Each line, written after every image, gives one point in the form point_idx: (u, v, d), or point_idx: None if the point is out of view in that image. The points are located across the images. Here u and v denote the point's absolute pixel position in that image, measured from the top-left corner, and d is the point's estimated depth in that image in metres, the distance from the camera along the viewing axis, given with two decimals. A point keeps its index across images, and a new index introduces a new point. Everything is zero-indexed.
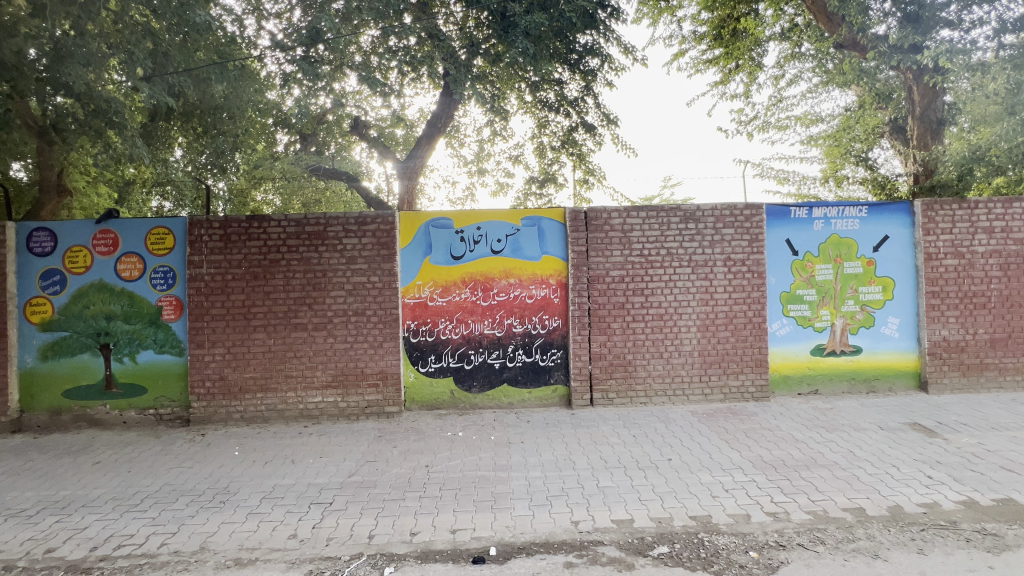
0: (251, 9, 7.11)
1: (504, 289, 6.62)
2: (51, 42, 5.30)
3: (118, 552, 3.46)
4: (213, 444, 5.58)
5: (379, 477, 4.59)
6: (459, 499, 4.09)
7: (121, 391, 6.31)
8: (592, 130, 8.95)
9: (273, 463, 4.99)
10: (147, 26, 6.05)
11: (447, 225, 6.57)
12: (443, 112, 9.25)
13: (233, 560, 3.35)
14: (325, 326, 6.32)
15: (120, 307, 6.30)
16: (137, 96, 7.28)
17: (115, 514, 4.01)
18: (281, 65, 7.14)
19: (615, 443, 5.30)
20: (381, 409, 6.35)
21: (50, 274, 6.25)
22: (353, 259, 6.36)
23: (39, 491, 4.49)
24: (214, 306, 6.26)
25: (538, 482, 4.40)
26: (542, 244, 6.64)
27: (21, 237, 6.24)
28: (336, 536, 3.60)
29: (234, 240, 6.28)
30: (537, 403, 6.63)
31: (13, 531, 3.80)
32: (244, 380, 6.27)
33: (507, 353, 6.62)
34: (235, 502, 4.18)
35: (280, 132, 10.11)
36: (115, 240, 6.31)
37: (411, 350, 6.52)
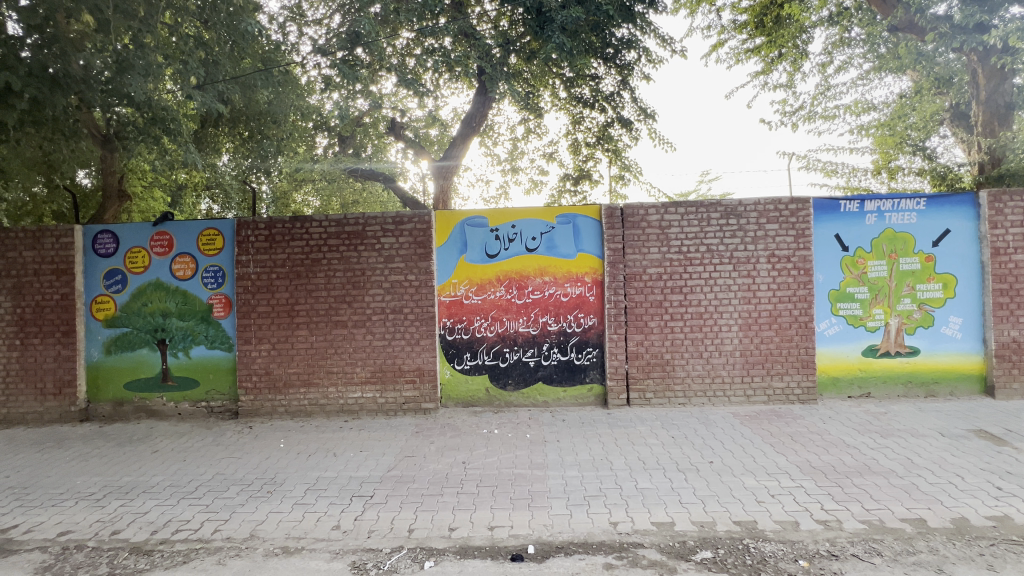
0: (293, 16, 7.34)
1: (538, 287, 6.60)
2: (113, 56, 5.43)
3: (176, 537, 3.66)
4: (260, 437, 5.81)
5: (418, 473, 4.67)
6: (496, 497, 4.11)
7: (176, 384, 6.67)
8: (628, 126, 8.78)
9: (316, 456, 5.16)
10: (198, 37, 6.38)
11: (482, 223, 6.60)
12: (478, 112, 9.28)
13: (281, 548, 3.48)
14: (364, 323, 6.48)
15: (175, 305, 6.66)
16: (189, 106, 7.69)
17: (173, 500, 4.25)
18: (323, 69, 7.36)
19: (654, 444, 5.20)
20: (417, 405, 6.45)
21: (112, 274, 6.68)
22: (390, 258, 6.49)
23: (105, 477, 4.81)
24: (260, 304, 6.52)
25: (575, 481, 4.36)
26: (577, 242, 6.57)
27: (88, 239, 6.69)
28: (377, 528, 3.68)
29: (278, 240, 6.51)
30: (572, 402, 6.58)
31: (83, 513, 4.08)
32: (288, 375, 6.51)
33: (542, 351, 6.60)
34: (281, 493, 4.35)
35: (320, 136, 10.41)
36: (170, 241, 6.67)
37: (447, 347, 6.60)
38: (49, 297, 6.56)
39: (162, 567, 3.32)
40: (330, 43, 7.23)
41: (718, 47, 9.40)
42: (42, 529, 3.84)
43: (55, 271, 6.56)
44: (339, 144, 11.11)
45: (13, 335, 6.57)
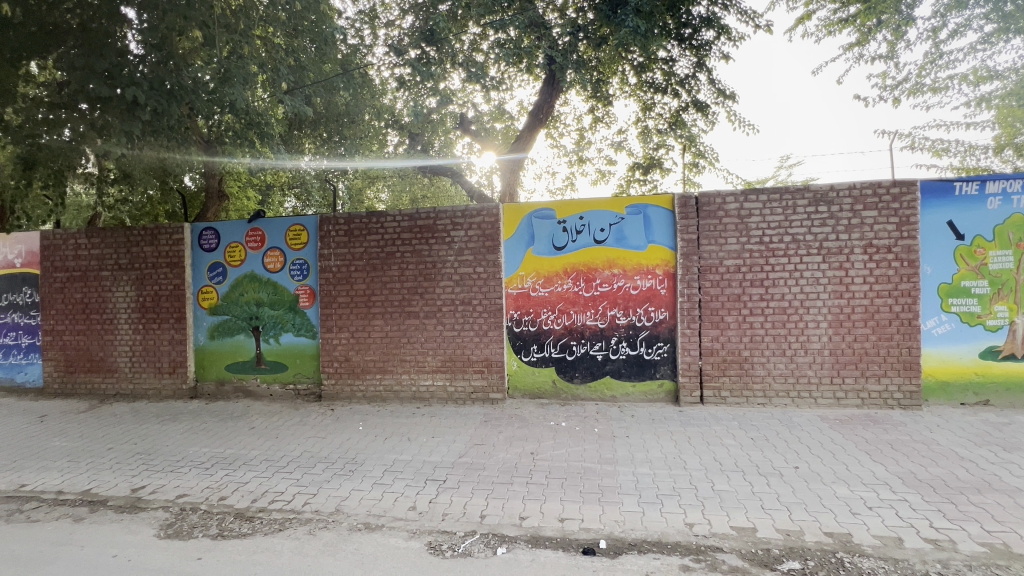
0: (367, 19, 7.66)
1: (607, 280, 6.46)
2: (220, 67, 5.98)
3: (272, 506, 4.02)
4: (341, 419, 6.21)
5: (488, 461, 4.77)
6: (566, 489, 4.10)
7: (268, 367, 7.28)
8: (704, 110, 8.33)
9: (391, 440, 5.42)
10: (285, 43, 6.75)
11: (550, 215, 6.57)
12: (546, 103, 9.19)
13: (364, 524, 3.70)
14: (435, 314, 6.69)
15: (267, 295, 7.26)
16: (278, 111, 8.32)
17: (269, 473, 4.66)
18: (395, 67, 7.64)
19: (731, 445, 4.94)
20: (485, 395, 6.58)
21: (215, 267, 7.40)
22: (460, 251, 6.64)
23: (211, 448, 5.37)
24: (341, 294, 6.95)
25: (647, 479, 4.25)
26: (648, 232, 6.36)
27: (194, 235, 7.45)
28: (451, 512, 3.81)
29: (357, 234, 6.88)
30: (641, 398, 6.41)
31: (196, 479, 4.59)
32: (365, 362, 6.88)
33: (610, 345, 6.47)
34: (362, 472, 4.62)
35: (392, 136, 10.84)
36: (262, 236, 7.26)
37: (514, 339, 6.64)
38: (165, 287, 7.41)
39: (262, 532, 3.65)
40: (402, 42, 7.50)
41: (805, 19, 8.61)
42: (164, 491, 4.36)
43: (169, 264, 7.39)
44: (408, 141, 11.18)
45: (137, 321, 7.49)
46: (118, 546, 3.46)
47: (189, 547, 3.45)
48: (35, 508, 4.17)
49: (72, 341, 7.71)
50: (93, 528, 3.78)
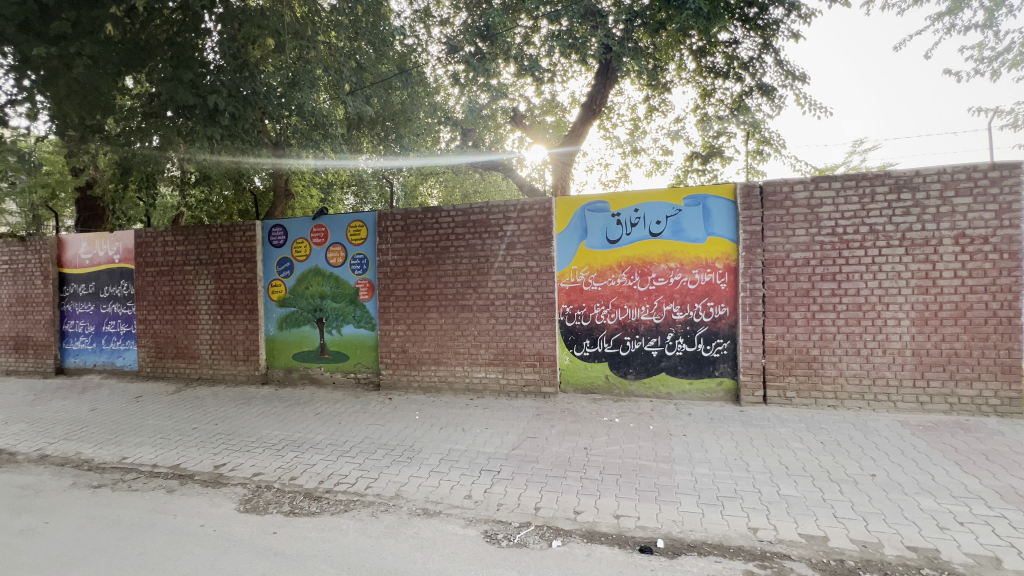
0: (422, 19, 7.83)
1: (663, 274, 6.28)
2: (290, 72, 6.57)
3: (338, 488, 4.24)
4: (399, 408, 6.45)
5: (541, 454, 4.79)
6: (621, 485, 4.05)
7: (331, 357, 7.67)
8: (770, 93, 7.87)
9: (447, 429, 5.57)
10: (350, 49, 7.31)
11: (603, 208, 6.46)
12: (599, 94, 9.02)
13: (423, 509, 3.83)
14: (488, 307, 6.78)
15: (329, 288, 7.64)
16: (340, 111, 8.72)
17: (334, 457, 4.93)
18: (450, 64, 7.79)
19: (799, 448, 4.66)
20: (538, 389, 6.60)
21: (283, 262, 7.87)
22: (513, 245, 6.68)
23: (281, 431, 5.74)
24: (397, 288, 7.19)
25: (706, 479, 4.10)
26: (707, 224, 6.11)
27: (264, 232, 7.95)
28: (505, 502, 3.86)
29: (413, 230, 7.09)
30: (698, 396, 6.19)
31: (269, 459, 4.94)
32: (421, 353, 7.10)
33: (666, 341, 6.30)
34: (419, 460, 4.78)
35: (445, 132, 11.06)
36: (326, 232, 7.64)
37: (566, 333, 6.60)
38: (239, 280, 7.98)
39: (329, 512, 3.87)
40: (457, 39, 7.62)
41: None
42: (242, 469, 4.72)
43: (244, 259, 7.94)
44: (460, 137, 11.40)
45: (216, 311, 8.12)
46: (205, 517, 3.79)
47: (265, 521, 3.72)
48: (134, 479, 4.65)
49: (161, 330, 8.48)
50: (183, 499, 4.16)
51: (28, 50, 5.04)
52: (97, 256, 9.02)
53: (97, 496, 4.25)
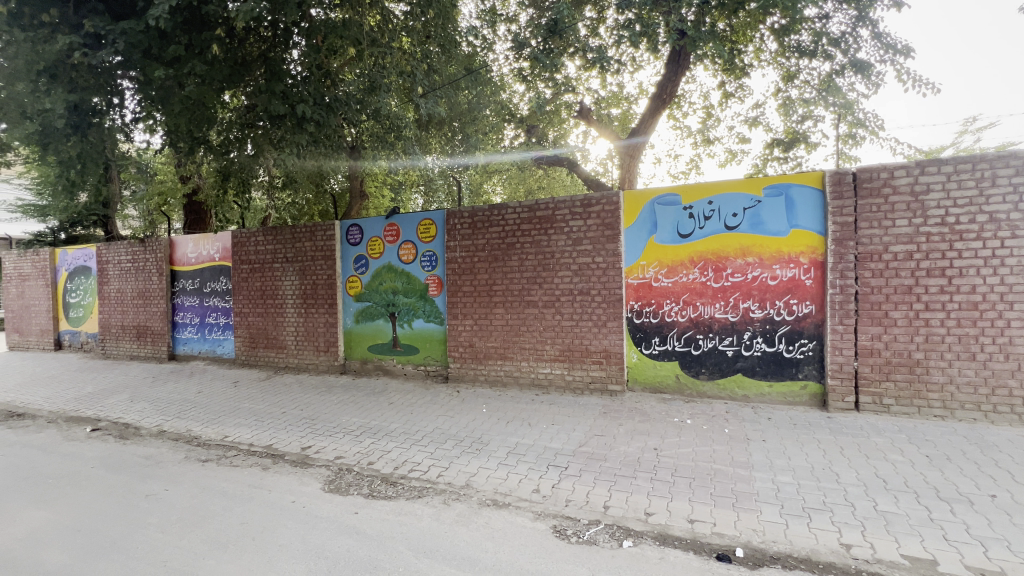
0: (489, 18, 7.95)
1: (739, 269, 5.94)
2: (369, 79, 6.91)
3: (411, 475, 4.45)
4: (466, 401, 6.63)
5: (609, 452, 4.72)
6: (694, 489, 3.89)
7: (403, 349, 8.03)
8: (865, 70, 7.16)
9: (514, 423, 5.64)
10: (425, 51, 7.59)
11: (674, 201, 6.21)
12: (670, 82, 8.66)
13: (492, 500, 3.91)
14: (554, 303, 6.77)
15: (401, 284, 8.00)
16: (411, 113, 9.08)
17: (407, 445, 5.16)
18: (517, 61, 7.84)
19: (899, 461, 4.22)
20: (604, 386, 6.51)
21: (359, 259, 8.33)
22: (579, 241, 6.61)
23: (359, 419, 6.10)
24: (465, 284, 7.38)
25: (790, 489, 3.84)
26: (790, 216, 5.69)
27: (342, 231, 8.46)
28: (574, 499, 3.85)
29: (480, 227, 7.23)
30: (779, 400, 5.81)
31: (349, 444, 5.27)
32: (487, 347, 7.24)
33: (742, 341, 5.96)
34: (488, 451, 4.89)
35: (509, 129, 11.15)
36: (398, 231, 7.99)
37: (634, 331, 6.43)
38: (321, 276, 8.56)
39: (405, 497, 4.06)
40: (523, 36, 7.65)
41: None
42: (325, 452, 5.08)
43: (325, 257, 8.51)
44: (524, 134, 11.45)
45: (300, 306, 8.76)
46: (296, 494, 4.13)
47: (347, 502, 3.97)
48: (235, 455, 5.16)
49: (254, 322, 9.30)
50: (275, 476, 4.55)
51: (150, 72, 5.70)
52: (202, 255, 10.06)
53: (205, 469, 4.76)
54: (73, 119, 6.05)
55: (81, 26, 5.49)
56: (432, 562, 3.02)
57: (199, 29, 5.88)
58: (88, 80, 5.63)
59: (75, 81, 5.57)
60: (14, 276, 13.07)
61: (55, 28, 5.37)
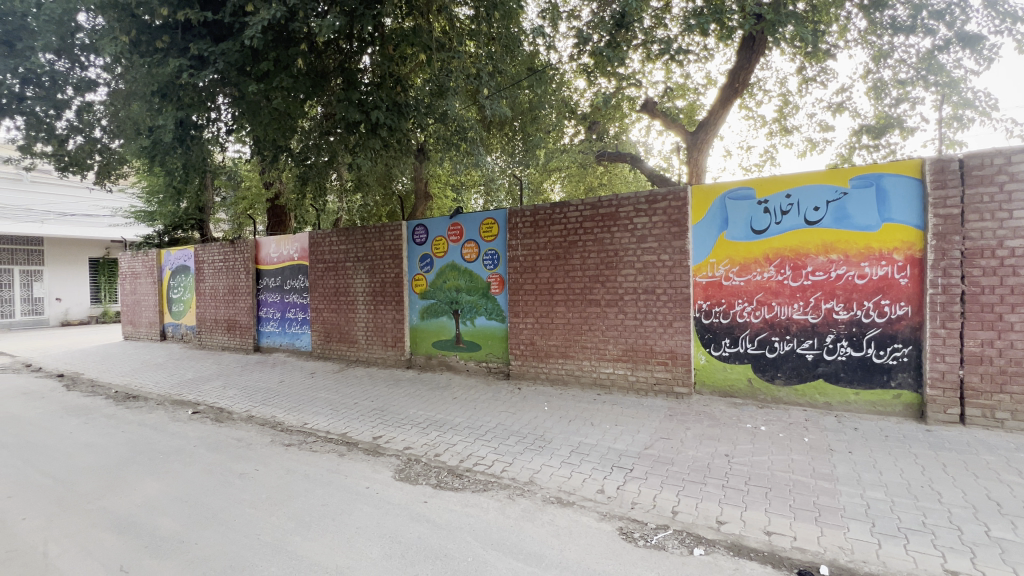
0: (549, 13, 7.90)
1: (821, 267, 5.53)
2: (437, 85, 7.14)
3: (476, 468, 4.55)
4: (528, 398, 6.68)
5: (677, 456, 4.57)
6: (771, 500, 3.67)
7: (466, 346, 8.23)
8: (975, 44, 6.39)
9: (576, 422, 5.61)
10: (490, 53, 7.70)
11: (748, 196, 5.89)
12: (743, 70, 8.19)
13: (556, 498, 3.92)
14: (617, 302, 6.64)
15: (465, 282, 8.19)
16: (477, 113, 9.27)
17: (471, 439, 5.29)
18: (579, 56, 7.75)
19: (1016, 483, 3.75)
20: (670, 388, 6.30)
21: (424, 258, 8.63)
22: (644, 238, 6.43)
23: (425, 412, 6.33)
24: (527, 283, 7.42)
25: (882, 506, 3.52)
26: (882, 208, 5.21)
27: (409, 232, 8.80)
28: (640, 502, 3.77)
29: (542, 225, 7.24)
30: (867, 409, 5.34)
31: (416, 435, 5.48)
32: (549, 346, 7.24)
33: (824, 344, 5.54)
34: (551, 449, 4.90)
35: (569, 126, 11.05)
36: (461, 230, 8.19)
37: (703, 332, 6.17)
38: (389, 275, 8.96)
39: (471, 489, 4.17)
40: (586, 30, 7.54)
41: None
42: (395, 442, 5.32)
43: (393, 256, 8.90)
44: (585, 131, 11.28)
45: (370, 302, 9.22)
46: (370, 480, 4.36)
47: (417, 491, 4.15)
48: (314, 441, 5.54)
49: (329, 317, 9.91)
50: (351, 463, 4.83)
51: (244, 88, 6.23)
52: (283, 255, 10.85)
53: (288, 453, 5.14)
54: (179, 134, 6.57)
55: (187, 50, 6.05)
56: (499, 555, 3.07)
57: (285, 45, 6.24)
58: (192, 98, 6.25)
59: (181, 99, 6.20)
60: (128, 275, 14.79)
61: (166, 53, 6.00)
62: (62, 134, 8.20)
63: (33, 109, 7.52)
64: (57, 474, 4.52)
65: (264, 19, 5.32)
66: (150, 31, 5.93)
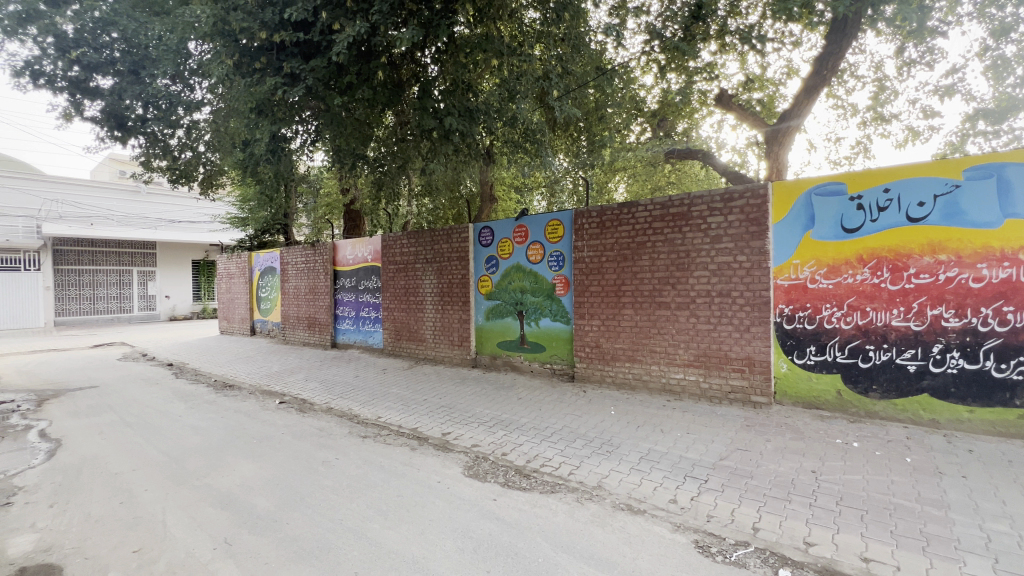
0: (617, 9, 7.76)
1: (927, 268, 4.98)
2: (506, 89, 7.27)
3: (543, 469, 4.56)
4: (594, 401, 6.58)
5: (756, 469, 4.30)
6: (868, 524, 3.35)
7: (530, 347, 8.27)
8: None
9: (644, 428, 5.45)
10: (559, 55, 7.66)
11: (838, 191, 5.44)
12: (832, 56, 7.56)
13: (626, 505, 3.83)
14: (688, 305, 6.37)
15: (529, 284, 8.24)
16: (548, 115, 9.34)
17: (538, 440, 5.30)
18: (650, 52, 7.54)
19: None
20: (746, 397, 5.95)
21: (490, 260, 8.77)
22: (718, 239, 6.11)
23: (491, 411, 6.43)
24: (593, 284, 7.32)
25: (1008, 541, 3.09)
26: (1004, 202, 4.61)
27: (475, 234, 8.99)
28: (717, 515, 3.59)
29: (608, 226, 7.12)
30: (983, 430, 4.73)
31: (484, 434, 5.58)
32: (615, 349, 7.10)
33: (930, 355, 4.98)
34: (619, 454, 4.80)
35: (636, 124, 10.78)
36: (527, 232, 8.23)
37: (785, 338, 5.77)
38: (456, 276, 9.21)
39: (539, 490, 4.18)
40: (656, 24, 7.31)
41: None
42: (463, 439, 5.46)
43: (460, 258, 9.14)
44: (652, 128, 10.95)
45: (438, 303, 9.52)
46: (441, 475, 4.50)
47: (486, 488, 4.23)
48: (388, 435, 5.82)
49: (399, 316, 10.36)
50: (422, 457, 5.02)
51: (329, 101, 6.69)
52: (358, 257, 11.49)
53: (364, 444, 5.44)
54: (272, 147, 7.22)
55: (282, 69, 6.54)
56: (570, 558, 3.05)
57: (367, 59, 6.59)
58: (283, 113, 6.77)
59: (275, 114, 6.76)
60: (224, 275, 16.35)
61: (264, 72, 6.53)
62: (174, 150, 9.24)
63: (153, 129, 8.56)
64: (171, 452, 5.09)
65: (349, 36, 5.68)
66: (251, 53, 6.45)
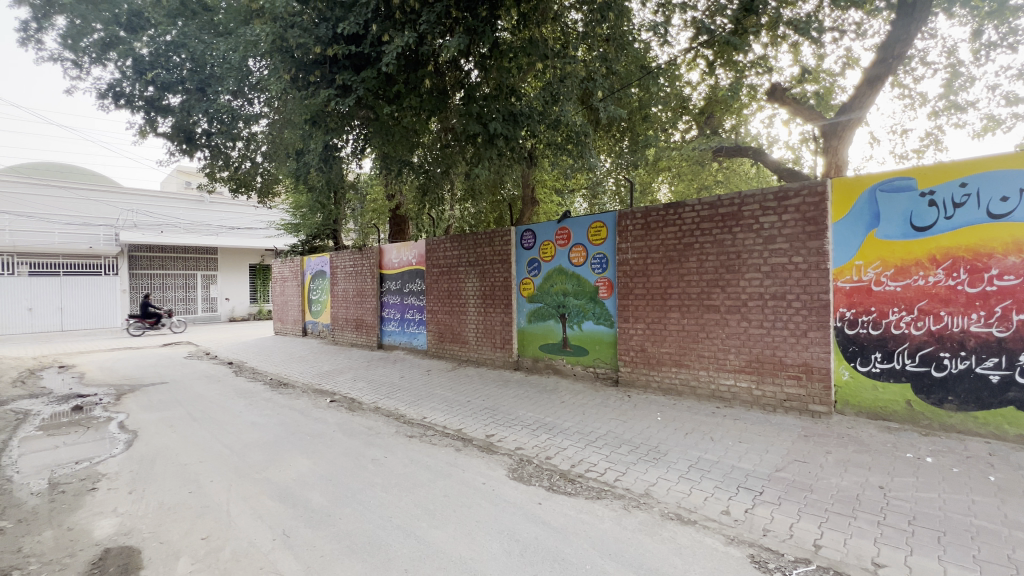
0: (663, 6, 7.60)
1: (1012, 269, 4.56)
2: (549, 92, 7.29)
3: (588, 475, 4.50)
4: (639, 407, 6.44)
5: (816, 482, 4.06)
6: (946, 547, 3.09)
7: (573, 350, 8.19)
8: None
9: (693, 436, 5.28)
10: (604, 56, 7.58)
11: (907, 187, 5.09)
12: (898, 43, 7.08)
13: (675, 514, 3.72)
14: (739, 309, 6.12)
15: (572, 286, 8.17)
16: (591, 116, 9.26)
17: (582, 444, 5.24)
18: (698, 47, 7.33)
19: None
20: (803, 406, 5.64)
21: (532, 262, 8.78)
22: (771, 239, 5.84)
23: (534, 414, 6.42)
24: (637, 287, 7.18)
25: None
26: None
27: (517, 237, 9.02)
28: (774, 530, 3.41)
29: (653, 227, 6.96)
30: None
31: (527, 437, 5.58)
32: (661, 354, 6.92)
33: (1015, 364, 4.56)
34: (666, 462, 4.67)
35: (681, 122, 10.50)
36: (569, 234, 8.18)
37: (847, 344, 5.43)
38: (498, 279, 9.28)
39: (584, 495, 4.13)
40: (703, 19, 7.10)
41: None
42: (507, 441, 5.48)
43: (502, 260, 9.20)
44: (698, 126, 10.62)
45: (480, 305, 9.62)
46: (486, 477, 4.53)
47: (531, 492, 4.22)
48: (433, 435, 5.92)
49: (442, 319, 10.54)
50: (467, 458, 5.08)
51: (378, 110, 6.92)
52: (403, 260, 11.80)
53: (410, 444, 5.56)
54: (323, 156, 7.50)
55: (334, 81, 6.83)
56: (618, 566, 3.00)
57: (414, 68, 6.78)
58: (334, 123, 7.06)
59: (327, 125, 7.05)
60: (278, 278, 17.19)
61: (317, 85, 6.85)
62: (235, 161, 9.83)
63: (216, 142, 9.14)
64: (233, 446, 5.40)
65: (398, 46, 5.86)
66: (306, 68, 6.79)
